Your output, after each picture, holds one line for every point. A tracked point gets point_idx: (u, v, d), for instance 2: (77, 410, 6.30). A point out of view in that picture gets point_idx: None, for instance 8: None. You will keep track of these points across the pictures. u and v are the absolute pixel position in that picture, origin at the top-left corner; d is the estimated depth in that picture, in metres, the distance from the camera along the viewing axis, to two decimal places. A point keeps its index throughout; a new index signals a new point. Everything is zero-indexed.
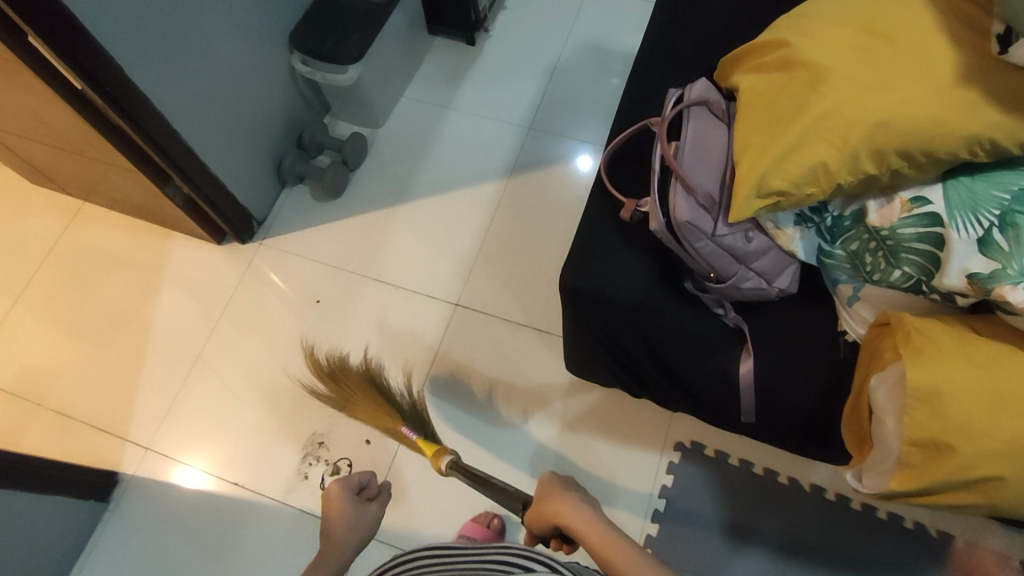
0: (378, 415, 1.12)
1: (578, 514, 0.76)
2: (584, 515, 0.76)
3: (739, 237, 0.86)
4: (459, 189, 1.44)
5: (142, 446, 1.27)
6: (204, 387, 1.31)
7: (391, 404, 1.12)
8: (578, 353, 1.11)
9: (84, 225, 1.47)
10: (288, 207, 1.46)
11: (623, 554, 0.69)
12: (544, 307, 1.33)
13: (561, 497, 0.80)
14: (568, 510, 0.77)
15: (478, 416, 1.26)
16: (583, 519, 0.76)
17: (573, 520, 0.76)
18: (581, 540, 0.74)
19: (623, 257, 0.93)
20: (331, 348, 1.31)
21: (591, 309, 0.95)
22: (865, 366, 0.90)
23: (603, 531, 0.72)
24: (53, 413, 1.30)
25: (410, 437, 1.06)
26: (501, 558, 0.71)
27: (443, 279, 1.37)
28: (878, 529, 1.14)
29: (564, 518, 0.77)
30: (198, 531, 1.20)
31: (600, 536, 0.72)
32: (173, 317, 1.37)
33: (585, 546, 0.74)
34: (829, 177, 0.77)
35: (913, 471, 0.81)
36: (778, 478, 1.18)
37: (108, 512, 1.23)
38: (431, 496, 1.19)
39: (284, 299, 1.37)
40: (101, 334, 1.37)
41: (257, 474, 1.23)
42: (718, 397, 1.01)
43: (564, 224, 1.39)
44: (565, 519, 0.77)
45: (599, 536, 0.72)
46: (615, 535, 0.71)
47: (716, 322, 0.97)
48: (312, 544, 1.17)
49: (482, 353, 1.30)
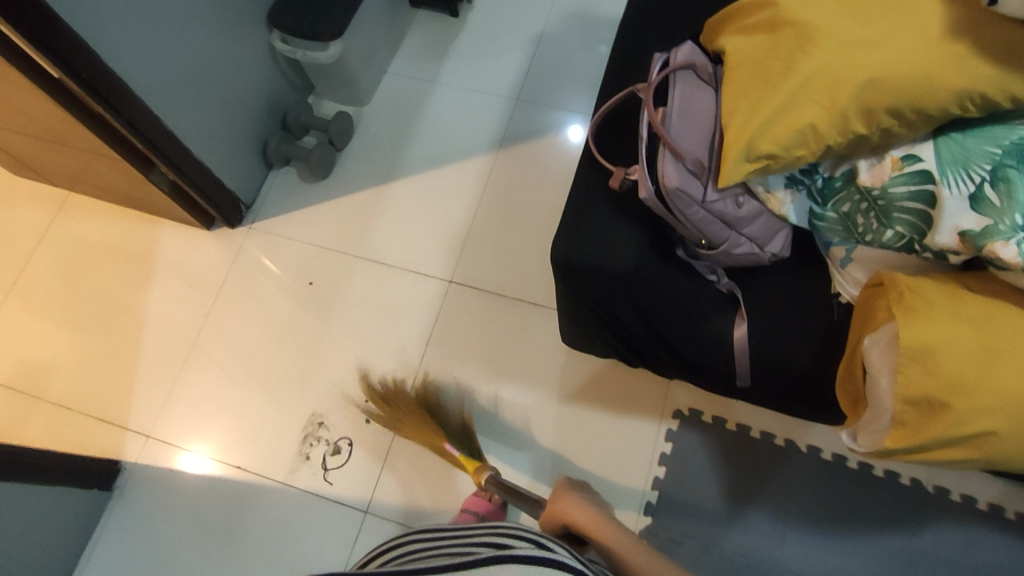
0: (422, 431, 1.14)
1: (582, 511, 0.79)
2: (587, 511, 0.79)
3: (730, 203, 0.85)
4: (448, 165, 1.43)
5: (143, 435, 1.27)
6: (203, 374, 1.31)
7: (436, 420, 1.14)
8: (572, 323, 1.11)
9: (71, 216, 1.45)
10: (276, 189, 1.44)
11: (619, 538, 0.73)
12: (539, 281, 1.32)
13: (566, 496, 0.83)
14: (570, 507, 0.81)
15: (476, 391, 1.27)
16: (587, 518, 0.79)
17: (577, 518, 0.79)
18: (584, 534, 0.78)
19: (614, 227, 0.93)
20: (327, 331, 1.32)
21: (584, 281, 0.94)
22: (860, 327, 0.90)
23: (604, 524, 0.76)
24: (53, 405, 1.31)
25: (452, 453, 1.11)
26: (492, 537, 0.69)
27: (436, 256, 1.36)
28: (872, 485, 1.16)
29: (567, 515, 0.80)
30: (204, 515, 1.21)
31: (599, 526, 0.77)
32: (167, 307, 1.37)
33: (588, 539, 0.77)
34: (818, 138, 0.77)
35: (906, 429, 0.82)
36: (775, 441, 1.20)
37: (113, 500, 1.23)
38: (433, 471, 1.20)
39: (277, 282, 1.36)
40: (95, 324, 1.36)
41: (259, 457, 1.24)
42: (712, 362, 1.01)
43: (556, 195, 1.38)
44: (569, 516, 0.80)
45: (595, 525, 0.77)
46: (612, 525, 0.76)
47: (709, 288, 0.98)
48: (317, 524, 1.19)
49: (477, 329, 1.30)
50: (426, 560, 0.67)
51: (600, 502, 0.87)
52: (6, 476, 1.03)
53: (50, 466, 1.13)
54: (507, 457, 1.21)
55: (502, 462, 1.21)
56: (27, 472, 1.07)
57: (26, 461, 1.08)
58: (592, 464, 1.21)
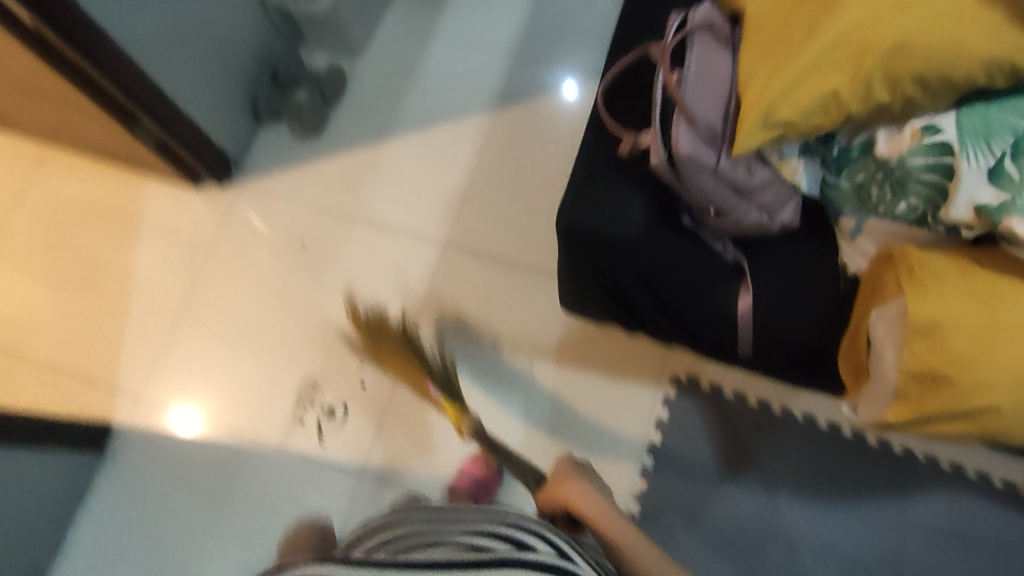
0: (405, 370, 1.07)
1: (592, 502, 0.77)
2: (597, 502, 0.77)
3: (743, 170, 0.82)
4: (445, 124, 1.38)
5: (133, 398, 1.25)
6: (193, 337, 1.28)
7: (419, 360, 1.05)
8: (573, 291, 1.09)
9: (50, 172, 1.39)
10: (266, 146, 1.39)
11: (625, 533, 0.73)
12: (537, 246, 1.30)
13: (574, 482, 0.80)
14: (579, 495, 0.78)
15: (472, 357, 1.25)
16: (595, 509, 0.76)
17: (585, 508, 0.77)
18: (589, 525, 0.76)
19: (621, 195, 0.90)
20: (320, 294, 1.28)
21: (589, 249, 0.92)
22: (867, 299, 0.89)
23: (614, 519, 0.74)
24: (39, 368, 1.28)
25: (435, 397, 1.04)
26: (492, 531, 0.74)
27: (432, 219, 1.32)
28: (865, 454, 1.17)
29: (575, 504, 0.77)
30: (197, 478, 1.20)
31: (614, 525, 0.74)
32: (153, 266, 1.33)
33: (593, 530, 0.75)
34: (839, 106, 0.74)
35: (911, 402, 0.82)
36: (771, 409, 1.20)
37: (104, 463, 1.22)
38: (429, 435, 1.19)
39: (268, 243, 1.32)
40: (80, 285, 1.32)
41: (253, 421, 1.22)
42: (715, 332, 1.00)
43: (556, 157, 1.34)
44: (577, 504, 0.77)
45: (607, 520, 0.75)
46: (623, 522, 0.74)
47: (715, 258, 0.95)
48: (312, 488, 1.18)
49: (474, 294, 1.28)
50: (432, 550, 0.71)
51: (604, 487, 0.85)
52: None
53: (38, 430, 1.11)
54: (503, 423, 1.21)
55: (499, 428, 1.21)
56: (19, 436, 1.06)
57: (15, 425, 1.06)
58: (588, 431, 1.20)
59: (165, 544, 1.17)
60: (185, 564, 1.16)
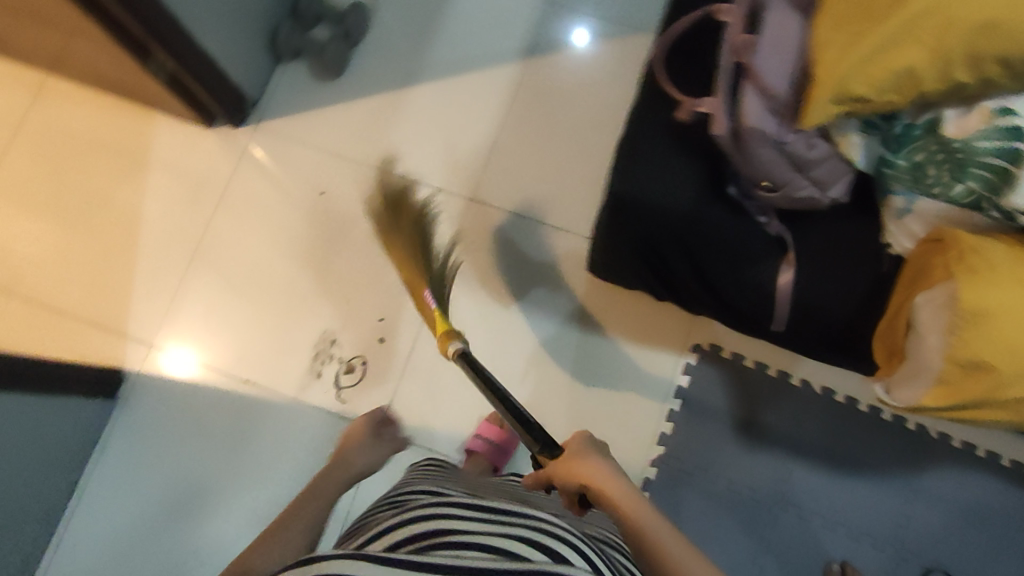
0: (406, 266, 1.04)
1: (614, 482, 0.71)
2: (618, 482, 0.72)
3: (804, 145, 0.80)
4: (472, 72, 1.32)
5: (145, 344, 1.22)
6: (206, 283, 1.24)
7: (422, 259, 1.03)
8: (606, 257, 1.07)
9: (53, 102, 1.32)
10: (283, 85, 1.32)
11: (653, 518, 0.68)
12: (563, 203, 1.26)
13: (593, 459, 0.74)
14: (599, 473, 0.73)
15: (493, 316, 1.23)
16: (617, 489, 0.71)
17: (606, 487, 0.71)
18: (610, 506, 0.70)
19: (672, 164, 0.89)
20: (338, 244, 1.25)
21: (636, 219, 0.91)
22: (911, 281, 0.87)
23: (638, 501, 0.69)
24: (46, 309, 1.24)
25: (429, 307, 1.00)
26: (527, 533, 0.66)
27: (457, 171, 1.28)
28: (879, 428, 1.19)
29: (596, 482, 0.72)
30: (212, 427, 1.19)
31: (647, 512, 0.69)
32: (164, 208, 1.28)
33: (613, 512, 0.70)
34: (914, 83, 0.70)
35: (950, 387, 0.81)
36: (791, 380, 1.20)
37: (117, 409, 1.20)
38: (448, 393, 1.19)
39: (286, 189, 1.28)
40: (87, 224, 1.27)
41: (269, 371, 1.21)
42: (751, 306, 0.99)
43: (587, 112, 1.29)
44: (597, 483, 0.72)
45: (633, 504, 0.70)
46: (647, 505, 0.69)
47: (758, 231, 0.93)
48: (329, 442, 1.17)
49: (498, 251, 1.25)
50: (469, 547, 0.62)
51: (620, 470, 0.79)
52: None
53: (38, 377, 1.08)
54: (523, 383, 1.20)
55: (518, 389, 1.20)
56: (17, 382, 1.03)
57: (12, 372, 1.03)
58: (608, 393, 1.20)
59: (184, 489, 1.17)
60: (205, 508, 1.16)
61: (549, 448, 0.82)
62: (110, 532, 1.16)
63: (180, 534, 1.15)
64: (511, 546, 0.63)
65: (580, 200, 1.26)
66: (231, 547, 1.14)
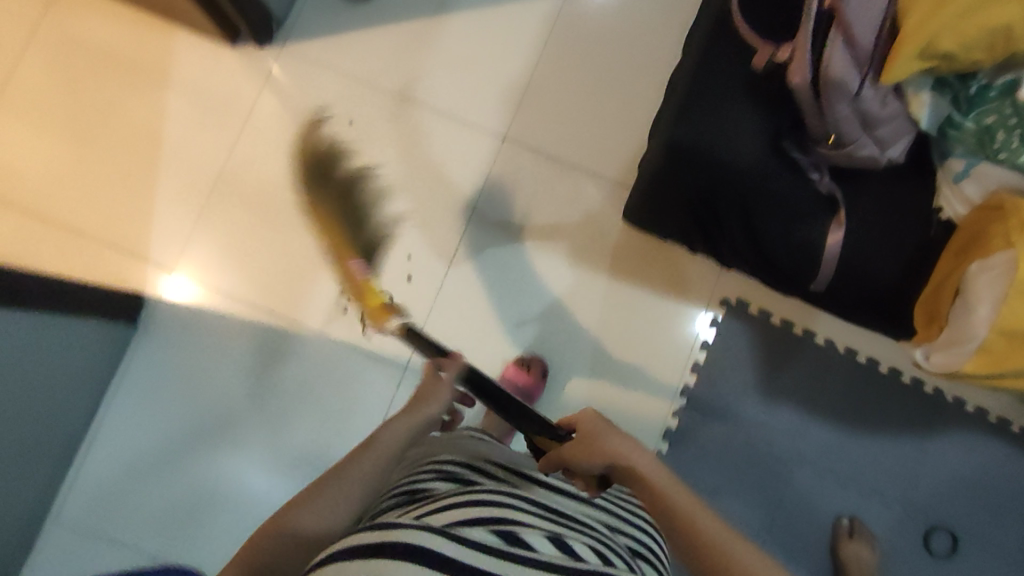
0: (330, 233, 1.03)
1: (644, 456, 0.70)
2: (647, 456, 0.71)
3: (878, 101, 0.77)
4: (511, 4, 1.26)
5: (166, 270, 1.20)
6: (229, 211, 1.21)
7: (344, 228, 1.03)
8: (646, 206, 1.04)
9: (65, 10, 1.24)
10: (311, 7, 1.26)
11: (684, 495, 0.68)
12: (598, 149, 1.22)
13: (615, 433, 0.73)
14: (627, 446, 0.71)
15: (522, 260, 1.21)
16: (645, 463, 0.70)
17: (637, 463, 0.70)
18: (642, 482, 0.69)
19: (733, 115, 0.87)
20: (367, 179, 1.22)
21: (690, 170, 0.88)
22: (964, 249, 0.86)
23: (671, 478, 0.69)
24: (62, 230, 1.20)
25: (358, 274, 1.01)
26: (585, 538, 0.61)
27: (491, 108, 1.24)
28: (898, 390, 1.20)
29: (624, 456, 0.70)
30: (235, 356, 1.18)
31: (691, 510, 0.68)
32: (185, 131, 1.23)
33: (643, 487, 0.69)
34: (1008, 43, 0.68)
35: (992, 356, 0.81)
36: (816, 339, 1.21)
37: (138, 333, 1.19)
38: (475, 333, 1.19)
39: (313, 118, 1.23)
40: (104, 144, 1.22)
41: (294, 304, 1.19)
42: (794, 266, 0.97)
43: (629, 53, 1.24)
44: (626, 457, 0.70)
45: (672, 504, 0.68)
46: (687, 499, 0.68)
47: (809, 188, 0.90)
48: (353, 376, 1.18)
49: (530, 195, 1.22)
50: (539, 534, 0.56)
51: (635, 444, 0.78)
52: (32, 305, 0.97)
53: (72, 296, 1.06)
54: (550, 329, 1.20)
55: (544, 334, 1.19)
56: (51, 299, 1.01)
57: (48, 290, 1.01)
58: (633, 344, 1.20)
59: (204, 418, 1.16)
60: (225, 438, 1.16)
61: (549, 430, 0.76)
62: (129, 456, 1.16)
63: (199, 462, 1.15)
64: (578, 545, 0.58)
65: (616, 145, 1.23)
66: (250, 478, 1.14)
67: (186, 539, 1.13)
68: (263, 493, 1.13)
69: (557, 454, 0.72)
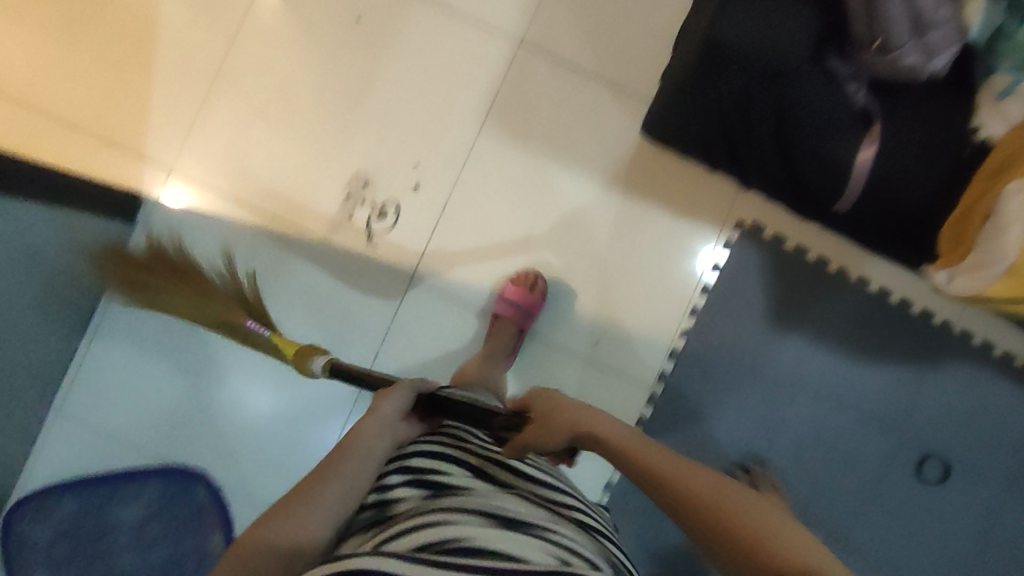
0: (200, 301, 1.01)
1: (609, 423, 0.69)
2: (611, 423, 0.70)
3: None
4: None
5: (164, 168, 1.16)
6: (228, 109, 1.16)
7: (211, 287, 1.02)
8: (671, 114, 1.00)
9: None
10: None
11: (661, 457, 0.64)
12: (617, 59, 1.16)
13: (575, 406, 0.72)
14: (590, 417, 0.70)
15: (532, 174, 1.17)
16: (613, 431, 0.69)
17: (604, 431, 0.69)
18: (617, 454, 0.67)
19: (783, 13, 0.83)
20: (372, 82, 1.16)
21: (727, 70, 0.86)
22: (1001, 171, 0.83)
23: (638, 437, 0.68)
24: (53, 121, 1.14)
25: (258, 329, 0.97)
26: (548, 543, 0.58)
27: (507, 10, 1.17)
28: (907, 322, 1.18)
29: (590, 426, 0.69)
30: (237, 259, 1.16)
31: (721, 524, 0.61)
32: (182, 21, 1.16)
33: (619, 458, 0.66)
34: None
35: (1016, 282, 0.80)
36: (828, 268, 1.18)
37: (137, 231, 1.16)
38: (481, 247, 1.17)
39: (318, 13, 1.16)
40: (95, 30, 1.15)
41: (297, 209, 1.16)
42: (819, 184, 0.94)
43: None
44: (592, 426, 0.69)
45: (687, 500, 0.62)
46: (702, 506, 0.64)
47: (846, 99, 0.87)
48: (357, 285, 1.16)
49: (543, 106, 1.17)
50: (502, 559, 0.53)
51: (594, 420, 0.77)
52: (24, 193, 0.93)
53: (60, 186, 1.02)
54: (557, 246, 1.17)
55: (551, 252, 1.17)
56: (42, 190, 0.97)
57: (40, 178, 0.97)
58: (642, 264, 1.18)
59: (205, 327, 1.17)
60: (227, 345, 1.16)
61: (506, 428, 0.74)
62: (131, 355, 1.16)
63: (200, 367, 1.16)
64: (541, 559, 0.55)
65: (638, 54, 1.16)
66: (247, 389, 1.17)
67: (187, 441, 1.16)
68: (262, 404, 1.16)
69: (518, 438, 0.71)
